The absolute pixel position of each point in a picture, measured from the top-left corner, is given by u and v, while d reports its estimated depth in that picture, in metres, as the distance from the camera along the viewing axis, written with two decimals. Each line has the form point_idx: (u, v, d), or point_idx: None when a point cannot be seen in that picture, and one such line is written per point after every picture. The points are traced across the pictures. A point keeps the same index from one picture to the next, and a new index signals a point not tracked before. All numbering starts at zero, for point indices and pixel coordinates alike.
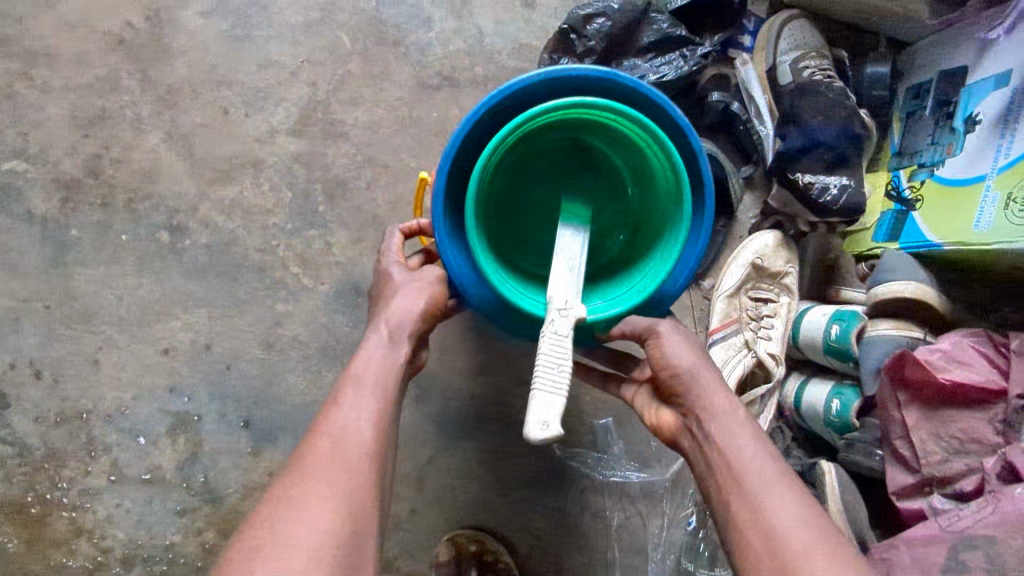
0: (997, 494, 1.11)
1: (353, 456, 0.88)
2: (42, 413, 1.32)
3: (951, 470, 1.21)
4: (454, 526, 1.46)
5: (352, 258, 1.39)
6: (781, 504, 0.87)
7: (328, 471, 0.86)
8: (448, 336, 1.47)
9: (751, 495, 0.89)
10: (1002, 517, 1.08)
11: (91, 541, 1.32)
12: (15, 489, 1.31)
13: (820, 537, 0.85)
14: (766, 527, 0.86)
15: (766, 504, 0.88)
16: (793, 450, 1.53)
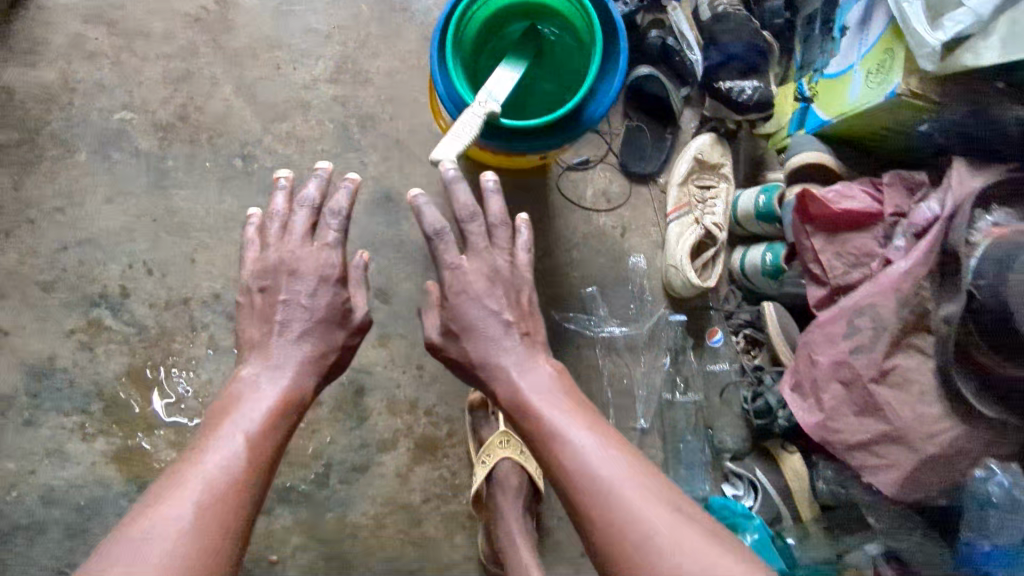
0: (877, 278, 1.53)
1: (216, 484, 1.09)
2: (154, 302, 1.69)
3: (851, 278, 1.62)
4: None
5: (383, 172, 1.82)
6: (593, 451, 1.17)
7: (182, 490, 1.06)
8: (462, 230, 1.86)
9: (563, 437, 1.21)
10: (878, 287, 1.50)
11: (198, 398, 1.69)
12: (138, 361, 1.68)
13: (614, 455, 1.17)
14: (581, 485, 1.15)
15: (572, 441, 1.19)
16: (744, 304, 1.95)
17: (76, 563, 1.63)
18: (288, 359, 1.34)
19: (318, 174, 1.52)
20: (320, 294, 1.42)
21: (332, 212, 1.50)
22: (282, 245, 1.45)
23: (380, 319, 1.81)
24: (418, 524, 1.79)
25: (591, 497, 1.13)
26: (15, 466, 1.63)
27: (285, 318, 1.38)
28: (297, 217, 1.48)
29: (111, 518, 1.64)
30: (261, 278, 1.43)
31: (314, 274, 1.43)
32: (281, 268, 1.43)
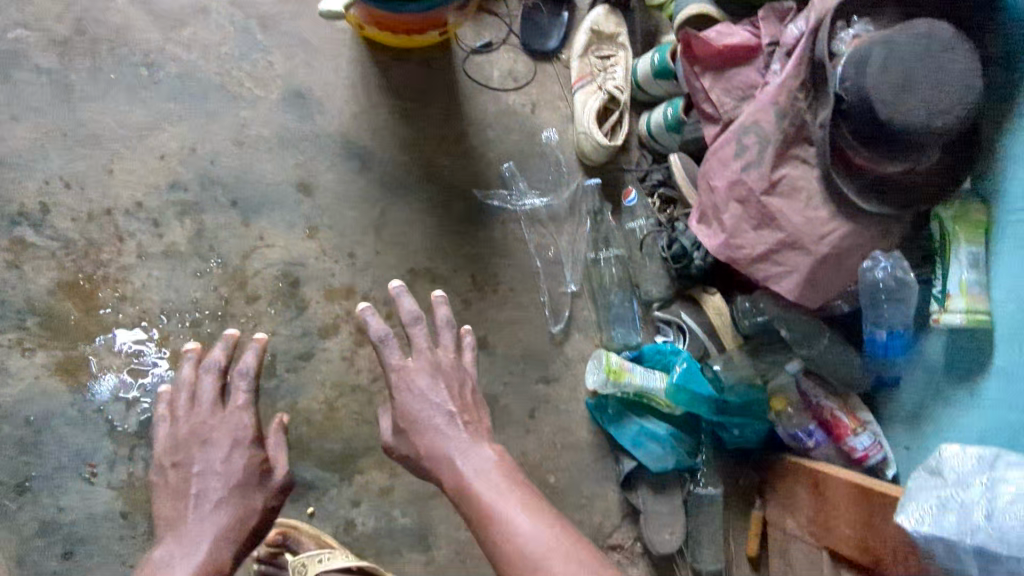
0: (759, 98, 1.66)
1: None
2: (77, 214, 1.72)
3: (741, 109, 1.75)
4: (410, 260, 1.91)
5: (290, 70, 1.87)
6: (524, 531, 1.29)
7: None
8: (376, 121, 1.93)
9: (498, 515, 1.32)
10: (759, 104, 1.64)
11: (133, 304, 1.73)
12: (67, 272, 1.70)
13: (551, 534, 1.28)
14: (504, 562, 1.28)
15: (506, 518, 1.31)
16: (654, 164, 2.07)
17: (31, 476, 1.65)
18: (216, 471, 1.49)
19: (223, 343, 1.61)
20: (233, 457, 1.51)
21: (241, 374, 1.58)
22: (195, 418, 1.54)
23: (306, 211, 1.86)
24: (369, 403, 1.85)
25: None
26: None
27: (200, 489, 1.47)
28: (205, 382, 1.58)
29: (61, 428, 1.67)
30: (171, 453, 1.52)
31: (226, 437, 1.53)
32: (192, 441, 1.52)
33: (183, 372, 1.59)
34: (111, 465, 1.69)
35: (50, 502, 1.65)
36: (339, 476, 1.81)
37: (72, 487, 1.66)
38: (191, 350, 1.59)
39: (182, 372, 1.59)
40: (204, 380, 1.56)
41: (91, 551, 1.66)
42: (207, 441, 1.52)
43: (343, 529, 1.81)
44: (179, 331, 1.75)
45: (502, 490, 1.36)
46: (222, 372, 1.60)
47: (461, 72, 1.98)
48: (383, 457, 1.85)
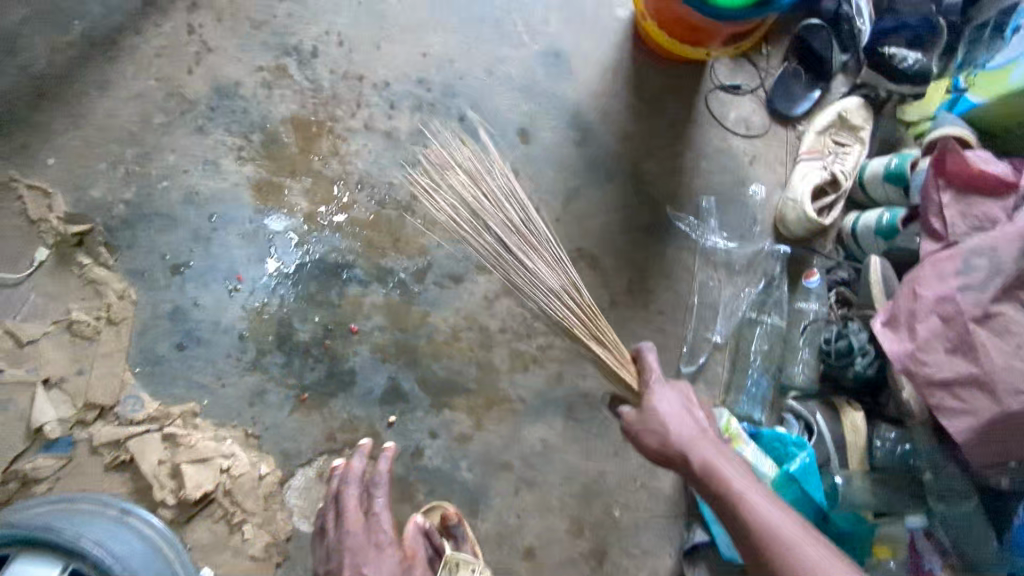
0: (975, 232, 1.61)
1: None
2: (335, 68, 1.83)
3: (960, 232, 1.62)
4: (577, 244, 1.89)
5: (559, 31, 1.95)
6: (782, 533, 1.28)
7: None
8: (611, 107, 1.95)
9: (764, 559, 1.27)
10: (971, 230, 1.61)
11: (340, 161, 1.80)
12: (301, 109, 1.80)
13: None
14: (724, 488, 1.38)
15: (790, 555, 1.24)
16: (840, 264, 1.97)
17: (189, 264, 1.72)
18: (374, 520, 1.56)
19: (361, 451, 1.60)
20: (379, 560, 1.52)
21: (377, 486, 1.58)
22: (345, 529, 1.53)
23: (513, 152, 1.89)
24: (488, 349, 1.83)
25: (748, 545, 1.30)
26: (169, 158, 1.73)
27: None
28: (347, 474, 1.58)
29: (233, 238, 1.74)
30: (326, 559, 1.55)
31: (370, 541, 1.53)
32: (345, 550, 1.52)
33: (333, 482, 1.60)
34: (255, 288, 1.74)
35: (191, 293, 1.71)
36: (430, 402, 1.78)
37: (216, 290, 1.72)
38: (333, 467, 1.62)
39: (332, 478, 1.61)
40: (347, 491, 1.57)
41: (201, 355, 1.70)
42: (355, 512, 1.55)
43: (411, 453, 1.76)
44: (366, 205, 1.80)
45: (756, 489, 1.37)
46: (363, 482, 1.59)
47: (710, 99, 1.99)
48: (476, 406, 1.80)
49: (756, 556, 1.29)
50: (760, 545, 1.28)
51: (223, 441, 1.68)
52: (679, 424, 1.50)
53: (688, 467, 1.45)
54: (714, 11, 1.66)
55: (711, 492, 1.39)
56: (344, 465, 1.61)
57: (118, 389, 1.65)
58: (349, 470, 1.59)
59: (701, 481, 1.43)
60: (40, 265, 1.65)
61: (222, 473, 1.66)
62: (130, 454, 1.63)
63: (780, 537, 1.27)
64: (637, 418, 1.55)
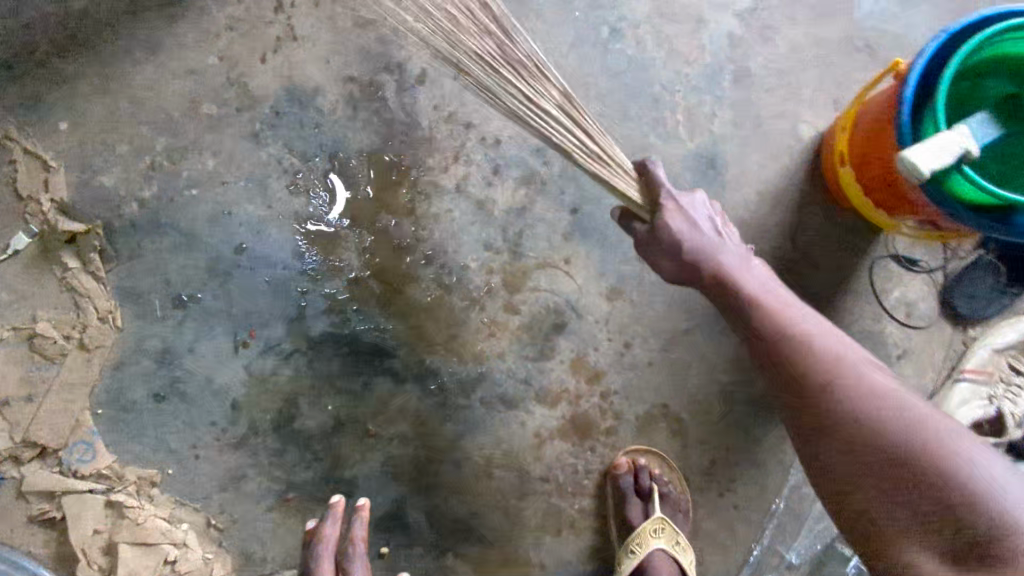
0: None
1: None
2: (442, 106, 1.45)
3: None
4: (664, 400, 1.53)
5: (724, 134, 1.54)
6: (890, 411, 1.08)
7: None
8: (755, 244, 1.55)
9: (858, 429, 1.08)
10: None
11: (414, 224, 1.44)
12: (386, 147, 1.43)
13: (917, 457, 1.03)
14: (872, 412, 1.08)
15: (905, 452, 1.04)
16: None
17: (196, 298, 1.37)
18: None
19: (335, 513, 1.31)
20: None
21: (354, 557, 1.30)
22: None
23: (623, 268, 1.51)
24: (520, 497, 1.48)
25: (846, 413, 1.09)
26: (207, 162, 1.37)
27: None
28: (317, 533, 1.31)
29: (257, 282, 1.39)
30: None
31: None
32: None
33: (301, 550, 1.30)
34: (266, 350, 1.39)
35: (189, 336, 1.37)
36: (435, 540, 1.45)
37: (219, 340, 1.38)
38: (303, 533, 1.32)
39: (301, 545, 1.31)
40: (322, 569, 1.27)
41: (179, 413, 1.37)
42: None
43: None
44: (428, 284, 1.45)
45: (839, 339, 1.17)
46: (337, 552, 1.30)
47: (875, 269, 1.58)
48: (485, 560, 1.47)
49: (888, 460, 1.05)
50: (852, 435, 1.08)
51: (177, 524, 1.36)
52: (702, 236, 1.19)
53: (788, 357, 1.15)
54: (951, 211, 1.17)
55: (814, 403, 1.13)
56: (314, 531, 1.31)
57: (69, 430, 1.32)
58: (323, 536, 1.30)
59: (792, 383, 1.15)
60: (15, 254, 1.32)
61: (164, 565, 1.34)
62: (62, 513, 1.32)
63: (876, 397, 1.09)
64: (648, 238, 1.20)
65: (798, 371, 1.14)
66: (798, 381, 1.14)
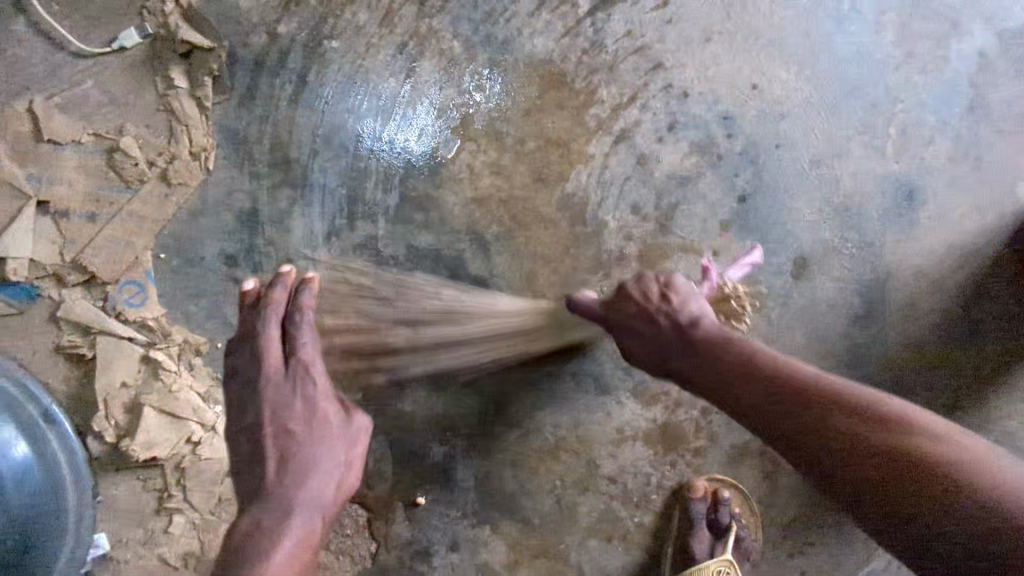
0: None
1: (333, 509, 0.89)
2: (637, 33, 1.23)
3: None
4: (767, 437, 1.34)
5: (933, 166, 1.32)
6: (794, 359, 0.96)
7: None
8: (923, 298, 1.34)
9: (830, 408, 0.86)
10: None
11: (564, 158, 1.23)
12: (561, 61, 1.22)
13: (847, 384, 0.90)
14: (795, 371, 0.93)
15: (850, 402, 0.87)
16: None
17: (303, 165, 1.18)
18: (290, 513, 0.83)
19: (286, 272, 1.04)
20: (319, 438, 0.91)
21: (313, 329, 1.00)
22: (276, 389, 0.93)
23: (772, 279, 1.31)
24: (580, 491, 1.31)
25: (877, 421, 0.83)
26: (359, 15, 1.17)
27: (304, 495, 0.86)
28: (303, 348, 0.97)
29: (374, 170, 1.20)
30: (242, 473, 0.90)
31: (300, 400, 0.93)
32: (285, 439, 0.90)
33: (263, 339, 0.97)
34: (361, 247, 1.21)
35: (282, 204, 1.19)
36: (475, 507, 1.30)
37: (313, 219, 1.20)
38: (266, 304, 1.00)
39: (262, 335, 0.98)
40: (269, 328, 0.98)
41: (247, 286, 1.19)
42: (270, 472, 0.87)
43: (417, 551, 1.29)
44: (557, 230, 1.25)
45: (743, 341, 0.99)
46: (282, 320, 1.00)
47: None
48: (521, 545, 1.31)
49: (824, 394, 0.88)
50: (789, 381, 0.91)
51: (210, 404, 1.20)
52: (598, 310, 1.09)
53: (710, 362, 0.97)
54: None
55: (741, 371, 0.94)
56: (257, 294, 1.03)
57: (124, 266, 1.15)
58: (271, 299, 1.01)
59: (720, 383, 0.96)
60: (120, 51, 1.12)
61: (186, 444, 1.18)
62: (93, 353, 1.16)
63: (754, 354, 0.96)
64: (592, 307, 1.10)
65: (717, 349, 0.97)
66: (774, 399, 0.90)
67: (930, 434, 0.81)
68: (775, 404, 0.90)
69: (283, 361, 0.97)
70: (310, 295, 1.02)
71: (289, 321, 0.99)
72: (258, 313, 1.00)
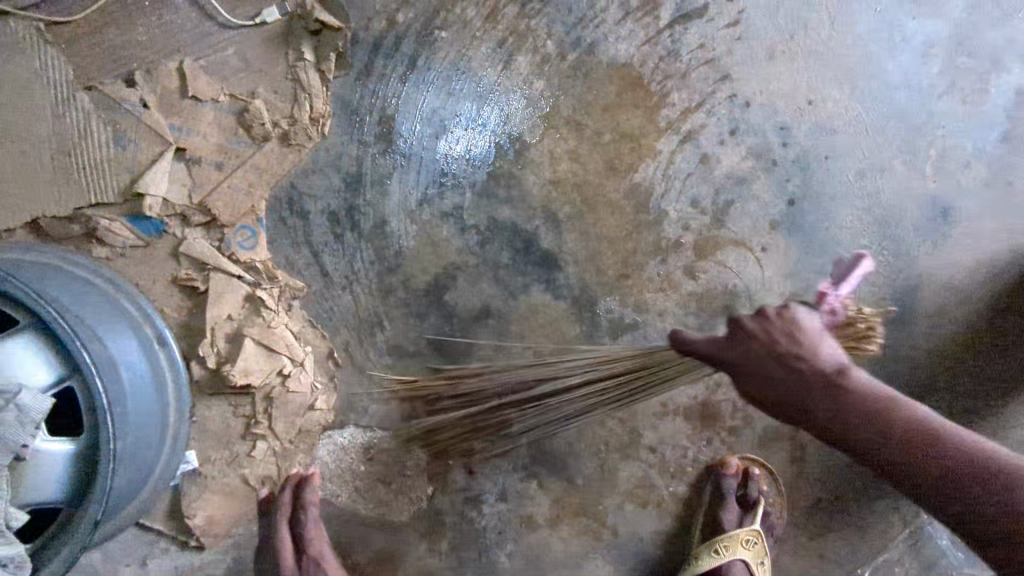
0: None
1: None
2: (709, 47, 1.38)
3: None
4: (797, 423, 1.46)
5: (968, 188, 1.45)
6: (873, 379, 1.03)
7: None
8: (952, 309, 1.46)
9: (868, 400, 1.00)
10: None
11: (635, 152, 1.38)
12: (640, 66, 1.37)
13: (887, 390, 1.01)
14: (881, 402, 1.00)
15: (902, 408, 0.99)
16: None
17: (405, 138, 1.34)
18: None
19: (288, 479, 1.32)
20: None
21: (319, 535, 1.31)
22: None
23: (813, 278, 1.43)
24: (621, 457, 1.43)
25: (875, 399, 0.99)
26: (467, 10, 1.32)
27: None
28: (304, 560, 1.29)
29: (466, 148, 1.35)
30: None
31: None
32: None
33: (281, 544, 1.29)
34: (447, 215, 1.35)
35: (383, 171, 1.34)
36: (526, 462, 1.41)
37: (409, 186, 1.34)
38: (279, 510, 1.29)
39: (279, 537, 1.29)
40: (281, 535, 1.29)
41: (345, 241, 1.34)
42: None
43: (469, 497, 1.41)
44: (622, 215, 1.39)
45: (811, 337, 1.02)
46: (292, 520, 1.30)
47: None
48: (564, 502, 1.42)
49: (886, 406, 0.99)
50: (876, 415, 0.99)
51: (301, 343, 1.34)
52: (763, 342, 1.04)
53: (835, 398, 1.00)
54: None
55: (840, 428, 1.02)
56: (270, 501, 1.33)
57: (241, 212, 1.30)
58: (281, 501, 1.31)
59: (853, 419, 1.00)
60: (261, 25, 1.28)
61: (277, 375, 1.31)
62: (206, 287, 1.30)
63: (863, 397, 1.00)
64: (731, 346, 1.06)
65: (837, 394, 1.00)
66: (857, 424, 1.00)
67: (954, 438, 0.97)
68: (831, 390, 1.01)
69: (299, 565, 1.29)
70: (311, 493, 1.30)
71: (299, 523, 1.29)
72: (275, 517, 1.30)
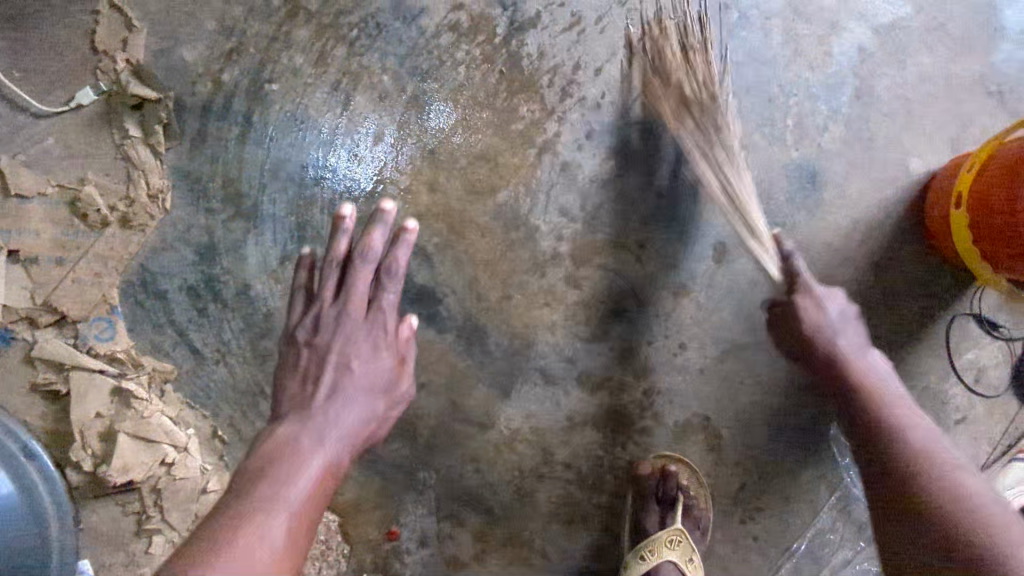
0: None
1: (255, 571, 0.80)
2: (549, 54, 1.36)
3: None
4: (708, 411, 1.45)
5: (830, 150, 1.46)
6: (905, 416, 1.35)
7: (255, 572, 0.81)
8: (837, 271, 1.48)
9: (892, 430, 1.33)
10: None
11: (494, 172, 1.36)
12: (484, 84, 1.35)
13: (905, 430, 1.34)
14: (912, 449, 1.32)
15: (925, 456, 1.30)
16: None
17: (253, 196, 1.29)
18: (323, 441, 0.98)
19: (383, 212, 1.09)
20: (371, 376, 1.07)
21: (394, 282, 1.11)
22: (346, 326, 1.08)
23: (695, 265, 1.43)
24: (537, 479, 1.40)
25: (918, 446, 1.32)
26: (295, 58, 1.29)
27: (330, 434, 0.99)
28: (387, 296, 1.11)
29: (318, 197, 1.31)
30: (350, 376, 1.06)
31: (361, 353, 1.08)
32: (334, 377, 1.05)
33: (354, 278, 1.09)
34: None
35: (236, 235, 1.28)
36: (440, 503, 1.38)
37: (266, 245, 1.29)
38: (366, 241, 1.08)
39: (355, 272, 1.09)
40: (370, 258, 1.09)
41: (210, 313, 1.28)
42: (317, 390, 1.04)
43: (389, 550, 1.37)
44: (493, 237, 1.36)
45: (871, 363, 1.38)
46: (377, 263, 1.11)
47: (954, 324, 1.51)
48: (488, 536, 1.39)
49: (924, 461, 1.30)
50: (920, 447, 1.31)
51: (182, 428, 1.28)
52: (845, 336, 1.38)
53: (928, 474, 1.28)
54: None
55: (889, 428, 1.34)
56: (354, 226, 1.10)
57: (92, 304, 1.24)
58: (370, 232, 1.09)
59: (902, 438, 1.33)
60: (77, 108, 1.23)
61: (160, 465, 1.25)
62: (67, 388, 1.23)
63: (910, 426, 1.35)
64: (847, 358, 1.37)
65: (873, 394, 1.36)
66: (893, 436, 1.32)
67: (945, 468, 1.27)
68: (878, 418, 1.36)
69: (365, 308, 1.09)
70: (404, 249, 1.10)
71: (378, 279, 1.11)
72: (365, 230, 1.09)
